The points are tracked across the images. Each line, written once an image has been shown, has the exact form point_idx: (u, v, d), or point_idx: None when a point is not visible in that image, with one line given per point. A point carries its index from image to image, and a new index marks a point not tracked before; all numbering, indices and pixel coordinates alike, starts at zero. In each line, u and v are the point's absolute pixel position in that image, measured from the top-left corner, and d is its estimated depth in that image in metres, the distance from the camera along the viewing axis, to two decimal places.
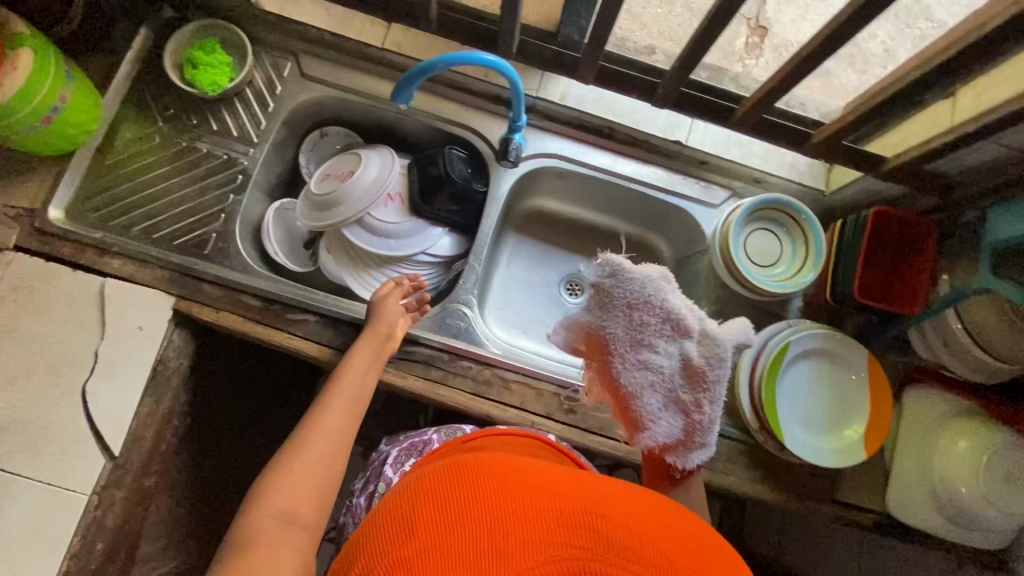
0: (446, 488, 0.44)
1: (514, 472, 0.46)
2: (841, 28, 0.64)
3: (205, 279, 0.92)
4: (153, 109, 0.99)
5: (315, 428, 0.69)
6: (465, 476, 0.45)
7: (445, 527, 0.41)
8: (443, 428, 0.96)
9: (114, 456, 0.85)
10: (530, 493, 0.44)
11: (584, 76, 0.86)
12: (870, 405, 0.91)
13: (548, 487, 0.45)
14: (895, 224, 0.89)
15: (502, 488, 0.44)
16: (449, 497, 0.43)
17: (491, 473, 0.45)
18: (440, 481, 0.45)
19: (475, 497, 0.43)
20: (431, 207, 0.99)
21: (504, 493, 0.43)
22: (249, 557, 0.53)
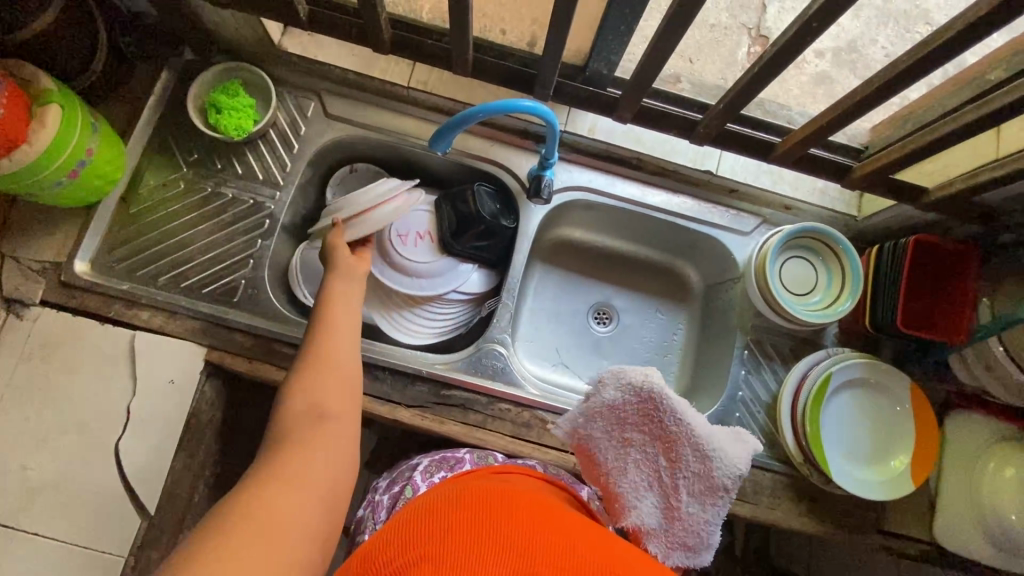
0: (481, 506, 0.53)
1: (541, 508, 0.55)
2: (900, 72, 0.63)
3: (236, 328, 0.90)
4: (176, 154, 0.97)
5: (317, 369, 0.64)
6: (499, 501, 0.55)
7: (477, 537, 0.48)
8: (477, 448, 0.85)
9: (149, 515, 0.83)
10: (551, 526, 0.52)
11: (622, 116, 0.84)
12: (916, 435, 0.90)
13: (565, 525, 0.53)
14: (935, 251, 0.88)
15: (529, 517, 0.53)
16: (482, 510, 0.52)
17: (522, 504, 0.55)
18: (475, 500, 0.54)
19: (503, 518, 0.51)
20: (460, 244, 0.98)
21: (527, 520, 0.52)
22: (259, 500, 0.49)
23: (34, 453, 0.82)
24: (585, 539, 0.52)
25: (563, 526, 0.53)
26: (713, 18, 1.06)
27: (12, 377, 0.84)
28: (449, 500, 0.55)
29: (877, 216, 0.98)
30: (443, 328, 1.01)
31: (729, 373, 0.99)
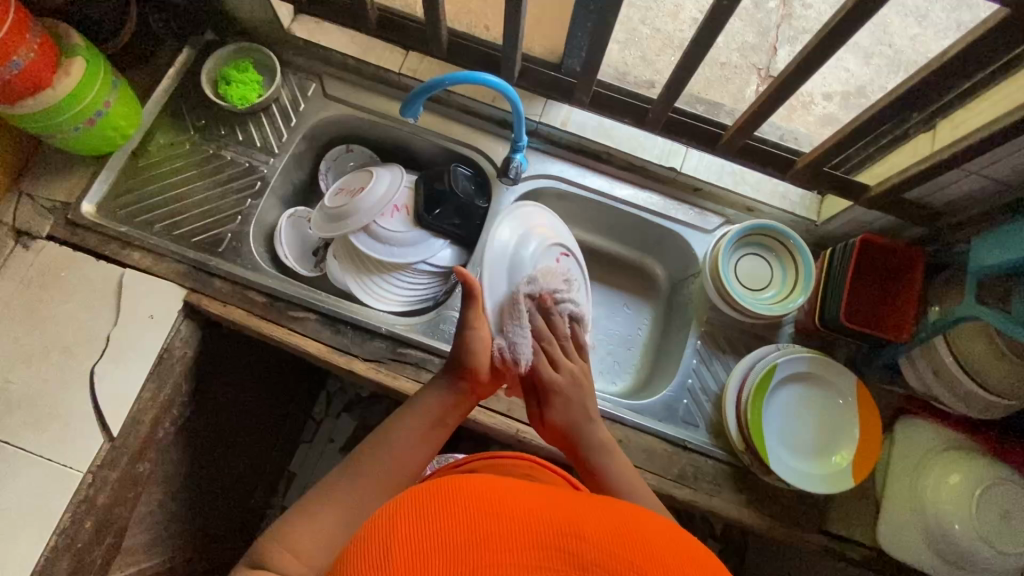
0: (411, 518, 0.44)
1: (473, 484, 0.47)
2: (813, 53, 0.69)
3: (217, 274, 0.97)
4: (186, 119, 1.07)
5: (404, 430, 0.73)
6: (420, 500, 0.45)
7: (427, 544, 0.41)
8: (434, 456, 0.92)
9: (112, 437, 0.89)
10: (490, 502, 0.45)
11: (579, 99, 0.95)
12: (858, 431, 0.90)
13: (508, 494, 0.46)
14: (882, 251, 0.91)
15: (463, 499, 0.45)
16: (413, 525, 0.43)
17: (447, 490, 0.46)
18: (403, 515, 0.44)
19: (439, 520, 0.43)
20: (434, 219, 1.04)
21: (467, 509, 0.44)
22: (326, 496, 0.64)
23: (16, 367, 0.89)
24: (543, 507, 0.46)
25: (508, 497, 0.46)
26: (724, 57, 1.17)
27: (9, 298, 0.92)
28: (376, 528, 0.44)
29: (833, 220, 1.01)
30: (411, 298, 1.07)
31: (681, 361, 1.01)
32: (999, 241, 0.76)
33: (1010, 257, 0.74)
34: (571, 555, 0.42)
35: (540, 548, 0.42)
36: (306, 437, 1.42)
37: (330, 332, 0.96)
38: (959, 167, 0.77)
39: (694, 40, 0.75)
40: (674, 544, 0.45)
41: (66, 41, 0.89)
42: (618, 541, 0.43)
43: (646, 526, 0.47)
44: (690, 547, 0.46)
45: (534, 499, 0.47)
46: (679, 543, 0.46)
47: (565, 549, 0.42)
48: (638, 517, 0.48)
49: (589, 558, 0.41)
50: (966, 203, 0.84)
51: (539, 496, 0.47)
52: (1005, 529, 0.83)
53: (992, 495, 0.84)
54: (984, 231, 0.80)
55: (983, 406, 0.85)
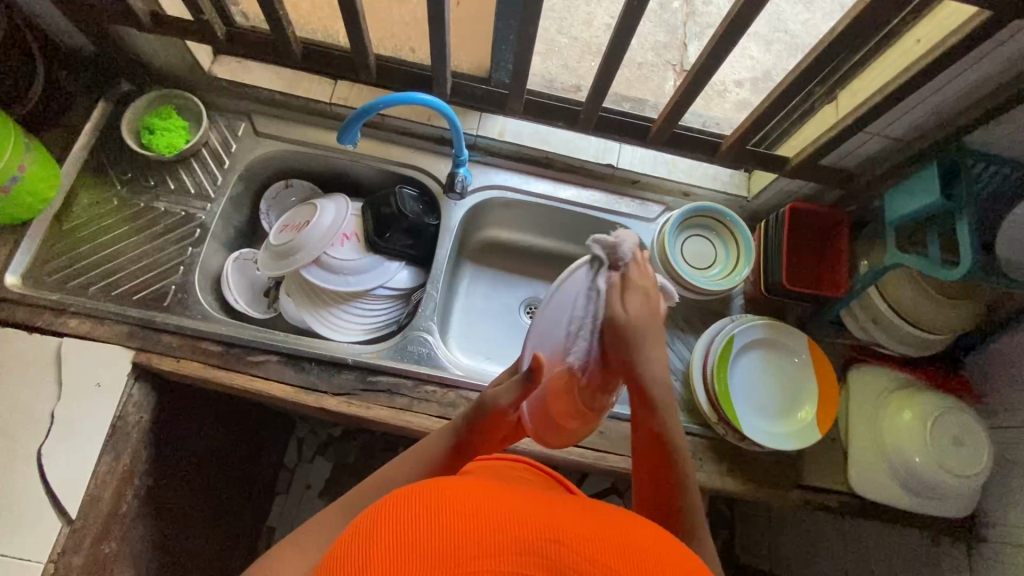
0: (395, 517, 0.41)
1: (461, 488, 0.45)
2: (723, 38, 0.75)
3: (165, 329, 0.93)
4: (111, 174, 1.03)
5: (399, 470, 0.67)
6: (406, 501, 0.43)
7: (405, 545, 0.39)
8: None
9: (71, 519, 0.83)
10: (477, 505, 0.42)
11: (514, 109, 0.97)
12: (817, 386, 0.96)
13: (496, 498, 0.44)
14: (810, 216, 0.98)
15: (449, 502, 0.42)
16: (394, 525, 0.40)
17: (434, 493, 0.43)
18: (389, 513, 0.42)
19: (423, 519, 0.41)
20: (387, 242, 1.04)
21: (451, 508, 0.42)
22: (308, 529, 0.60)
23: None
24: (525, 507, 0.44)
25: (495, 501, 0.43)
26: (642, 58, 1.24)
27: None
28: (357, 528, 0.42)
29: (762, 194, 1.08)
30: (375, 325, 1.06)
31: None
32: (905, 194, 0.85)
33: (921, 206, 0.81)
34: (555, 562, 0.39)
35: (522, 555, 0.39)
36: (282, 488, 1.36)
37: (294, 371, 0.93)
38: (862, 131, 0.87)
39: (611, 43, 0.80)
40: (659, 554, 0.43)
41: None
42: (603, 550, 0.41)
43: (627, 526, 0.45)
44: (677, 557, 0.44)
45: (521, 504, 0.44)
46: (665, 552, 0.43)
47: (547, 557, 0.39)
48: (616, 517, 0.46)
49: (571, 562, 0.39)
50: (874, 161, 0.92)
51: (526, 502, 0.45)
52: (959, 455, 0.90)
53: (942, 425, 0.91)
54: (893, 187, 0.88)
55: (919, 343, 0.95)
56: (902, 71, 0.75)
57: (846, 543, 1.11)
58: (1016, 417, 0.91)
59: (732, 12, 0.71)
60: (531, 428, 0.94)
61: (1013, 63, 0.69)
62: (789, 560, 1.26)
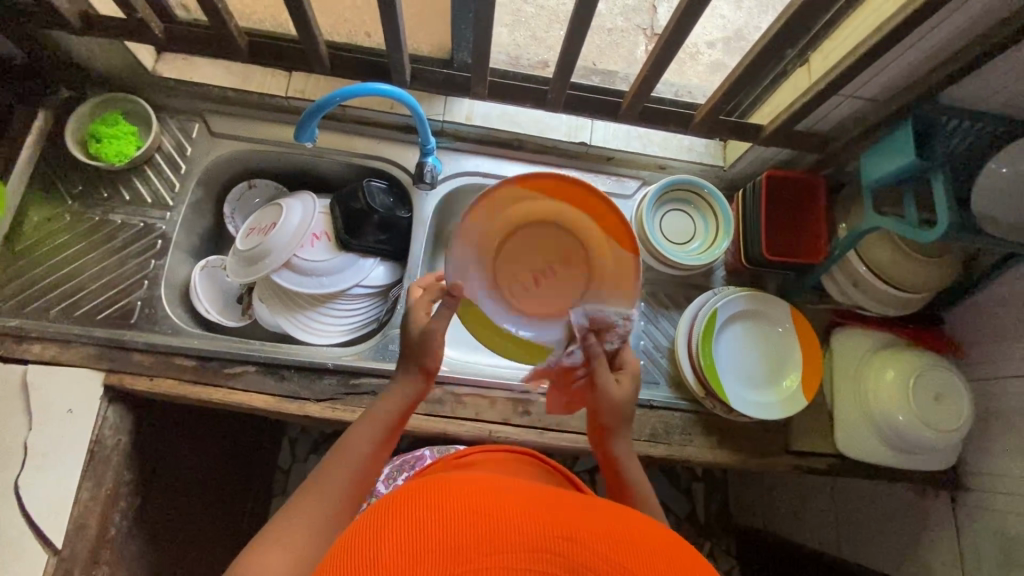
0: (410, 508, 0.41)
1: (470, 486, 0.44)
2: (688, 7, 0.71)
3: (135, 348, 0.90)
4: (60, 188, 0.97)
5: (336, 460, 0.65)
6: (418, 494, 0.42)
7: (416, 532, 0.39)
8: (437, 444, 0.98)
9: (58, 550, 0.81)
10: (492, 504, 0.41)
11: (479, 91, 0.93)
12: (801, 354, 0.97)
13: (508, 496, 0.43)
14: (787, 184, 0.97)
15: (460, 498, 0.42)
16: (407, 516, 0.40)
17: (444, 490, 0.43)
18: (401, 509, 0.41)
19: (437, 513, 0.40)
20: (360, 240, 1.01)
21: (460, 505, 0.41)
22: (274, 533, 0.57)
23: None
24: (538, 506, 0.43)
25: (505, 498, 0.43)
26: (611, 25, 1.19)
27: None
28: (368, 519, 0.41)
29: (738, 163, 1.07)
30: (354, 325, 1.03)
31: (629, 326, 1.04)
32: (882, 156, 0.83)
33: (896, 167, 0.81)
34: (565, 560, 0.38)
35: (534, 553, 0.38)
36: (279, 491, 1.35)
37: (274, 381, 0.91)
38: (836, 94, 0.86)
39: (573, 19, 0.76)
40: (675, 558, 0.42)
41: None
42: (616, 549, 0.40)
43: (641, 527, 0.44)
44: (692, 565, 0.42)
45: (534, 502, 0.43)
46: (678, 557, 0.42)
47: (560, 555, 0.38)
48: (632, 521, 0.45)
49: (582, 561, 0.38)
50: (849, 124, 0.91)
51: (536, 499, 0.44)
52: (941, 411, 0.91)
53: (923, 384, 0.92)
54: (869, 148, 0.87)
55: (900, 303, 0.95)
56: (874, 30, 0.73)
57: (836, 500, 1.14)
58: (994, 369, 0.93)
59: None
60: (521, 418, 0.94)
61: (984, 16, 0.67)
62: (783, 517, 1.29)
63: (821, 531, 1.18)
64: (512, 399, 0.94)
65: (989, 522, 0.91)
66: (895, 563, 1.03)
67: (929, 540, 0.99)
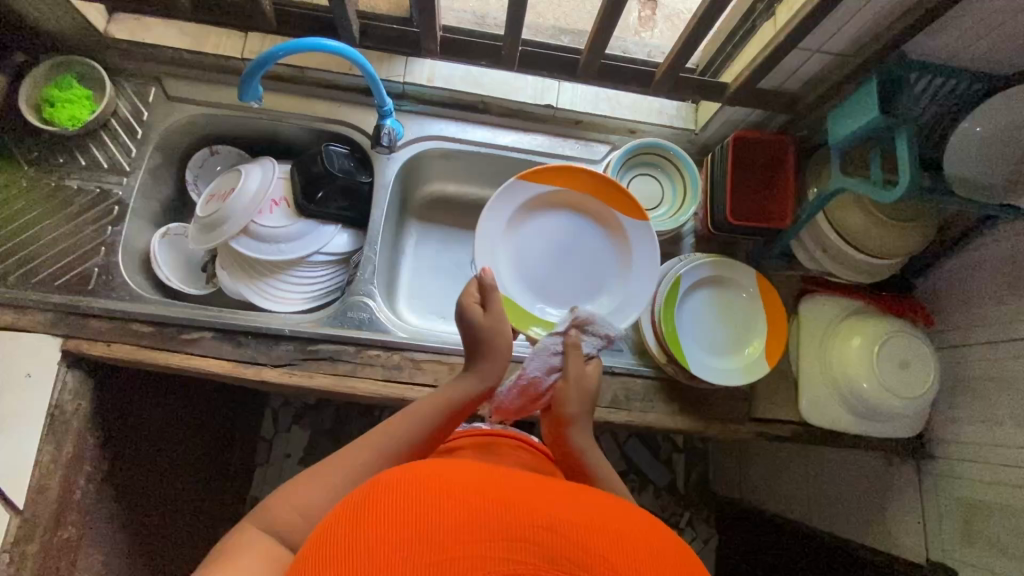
0: (390, 501, 0.40)
1: (452, 474, 0.43)
2: None
3: (92, 314, 0.90)
4: (16, 154, 0.96)
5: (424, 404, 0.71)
6: (398, 484, 0.41)
7: (394, 528, 0.38)
8: None
9: (19, 510, 0.82)
10: (475, 494, 0.41)
11: (431, 49, 0.90)
12: (767, 322, 0.94)
13: (491, 485, 0.43)
14: (755, 145, 0.94)
15: (438, 485, 0.41)
16: (385, 508, 0.39)
17: (429, 479, 0.42)
18: (382, 499, 0.40)
19: (420, 503, 0.39)
20: (317, 206, 0.99)
21: (449, 496, 0.40)
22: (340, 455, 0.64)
23: None
24: (520, 494, 0.42)
25: (488, 486, 0.42)
26: None
27: None
28: (349, 506, 0.41)
29: (710, 126, 1.03)
30: (316, 293, 1.03)
31: None
32: (847, 115, 0.80)
33: (861, 126, 0.77)
34: (544, 551, 0.37)
35: (514, 544, 0.37)
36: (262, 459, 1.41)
37: (231, 347, 0.90)
38: (801, 48, 0.82)
39: None
40: (658, 548, 0.41)
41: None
42: (597, 539, 0.39)
43: (624, 517, 0.44)
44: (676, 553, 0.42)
45: (516, 490, 0.43)
46: (664, 548, 0.42)
47: (541, 546, 0.38)
48: (616, 511, 0.45)
49: (563, 552, 0.37)
50: (818, 82, 0.87)
51: (528, 489, 0.44)
52: (907, 379, 0.90)
53: (888, 351, 0.90)
54: (835, 108, 0.83)
55: (870, 269, 0.93)
56: None
57: (808, 468, 1.14)
58: (964, 336, 0.91)
59: None
60: None
61: None
62: (759, 487, 1.29)
63: (795, 500, 1.17)
64: None
65: (953, 489, 0.90)
66: (861, 530, 1.03)
67: (894, 508, 0.99)
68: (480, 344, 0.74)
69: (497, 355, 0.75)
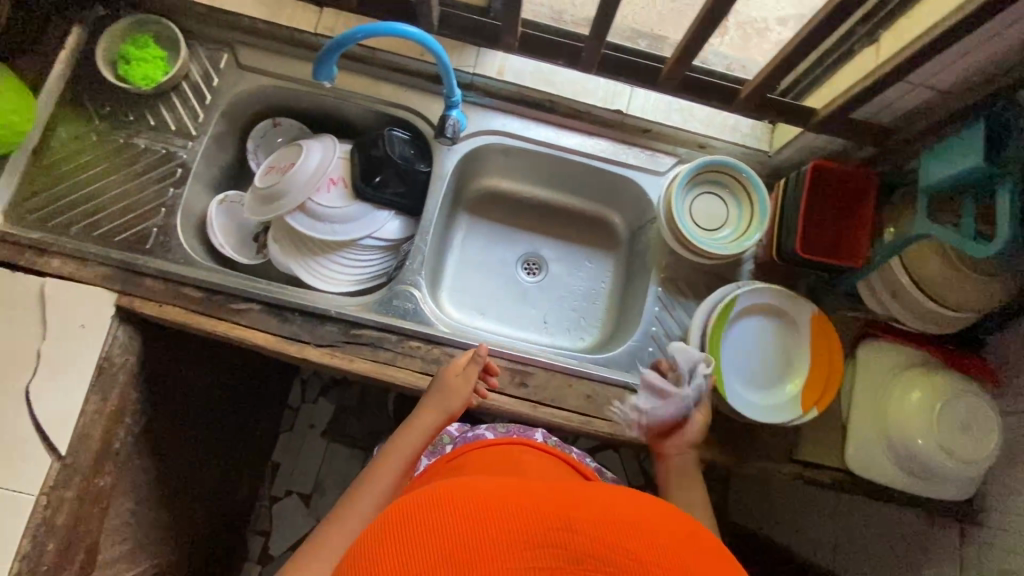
0: (409, 525, 0.40)
1: (460, 487, 0.44)
2: None
3: (147, 273, 0.91)
4: (89, 107, 0.98)
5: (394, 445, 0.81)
6: (411, 508, 0.42)
7: (420, 550, 0.38)
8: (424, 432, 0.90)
9: (61, 456, 0.85)
10: (489, 504, 0.42)
11: (509, 44, 0.88)
12: (824, 363, 0.90)
13: (501, 493, 0.44)
14: (836, 176, 0.88)
15: (448, 507, 0.41)
16: (406, 535, 0.39)
17: (440, 496, 0.43)
18: (401, 523, 0.40)
19: (439, 523, 0.40)
20: (374, 190, 0.98)
21: (466, 508, 0.41)
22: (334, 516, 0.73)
23: None
24: (530, 501, 0.43)
25: (500, 495, 0.43)
26: None
27: None
28: (367, 538, 0.41)
29: (785, 149, 0.99)
30: (364, 276, 1.02)
31: (643, 310, 1.00)
32: (943, 157, 0.75)
33: (958, 172, 0.72)
34: (568, 553, 0.39)
35: (539, 550, 0.39)
36: (287, 428, 1.43)
37: (278, 321, 0.91)
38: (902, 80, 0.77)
39: None
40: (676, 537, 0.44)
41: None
42: (614, 534, 0.41)
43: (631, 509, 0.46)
44: (690, 536, 0.45)
45: (527, 497, 0.44)
46: (678, 535, 0.45)
47: (565, 548, 0.39)
48: (622, 504, 0.47)
49: (586, 551, 0.39)
50: (913, 117, 0.82)
51: (537, 495, 0.45)
52: (968, 441, 0.85)
53: (952, 410, 0.86)
54: (929, 148, 0.78)
55: (942, 321, 0.87)
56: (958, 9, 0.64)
57: (839, 515, 1.10)
58: None
59: None
60: (516, 389, 0.91)
61: None
62: (781, 524, 1.25)
63: (819, 544, 1.14)
64: (510, 368, 0.92)
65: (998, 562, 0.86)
66: None
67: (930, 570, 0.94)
68: (434, 390, 0.85)
69: (451, 394, 0.83)
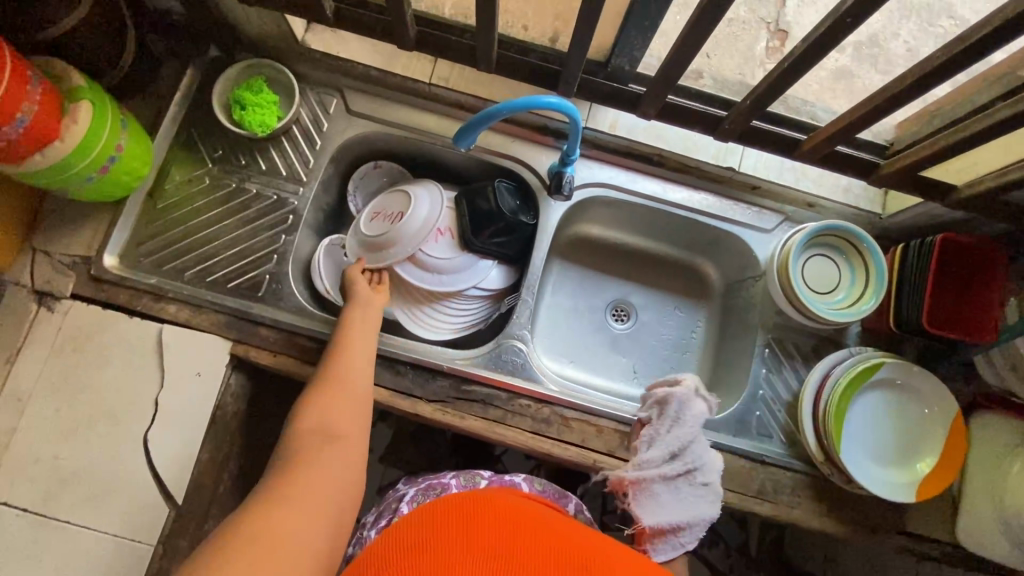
0: (449, 524, 0.53)
1: (502, 511, 0.56)
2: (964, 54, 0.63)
3: (262, 322, 0.91)
4: (201, 150, 0.98)
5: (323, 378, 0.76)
6: (456, 512, 0.55)
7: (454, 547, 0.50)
8: (462, 473, 0.85)
9: (178, 505, 0.85)
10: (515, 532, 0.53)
11: (647, 112, 0.89)
12: (943, 441, 0.89)
13: (532, 526, 0.55)
14: (963, 249, 0.88)
15: (486, 523, 0.53)
16: (447, 531, 0.52)
17: (486, 512, 0.55)
18: (443, 521, 0.53)
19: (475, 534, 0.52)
20: (480, 240, 0.97)
21: (496, 528, 0.53)
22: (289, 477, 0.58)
23: (63, 443, 0.85)
24: (549, 537, 0.54)
25: (530, 529, 0.54)
26: None
27: (46, 368, 0.87)
28: (417, 518, 0.55)
29: (900, 215, 0.98)
30: (464, 325, 1.02)
31: (749, 371, 0.99)
32: None
33: None
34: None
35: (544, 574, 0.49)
36: None
37: (390, 374, 0.91)
38: None
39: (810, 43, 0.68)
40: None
41: (68, 121, 0.76)
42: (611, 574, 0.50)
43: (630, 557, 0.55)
44: None
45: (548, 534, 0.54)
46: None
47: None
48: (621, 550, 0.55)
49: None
50: None
51: (554, 533, 0.55)
52: None
53: None
54: None
55: None
56: None
57: None
58: None
59: (976, 28, 0.61)
60: (626, 452, 0.90)
61: None
62: None
63: None
64: (620, 430, 0.91)
65: None
66: None
67: None
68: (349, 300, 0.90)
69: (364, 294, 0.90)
